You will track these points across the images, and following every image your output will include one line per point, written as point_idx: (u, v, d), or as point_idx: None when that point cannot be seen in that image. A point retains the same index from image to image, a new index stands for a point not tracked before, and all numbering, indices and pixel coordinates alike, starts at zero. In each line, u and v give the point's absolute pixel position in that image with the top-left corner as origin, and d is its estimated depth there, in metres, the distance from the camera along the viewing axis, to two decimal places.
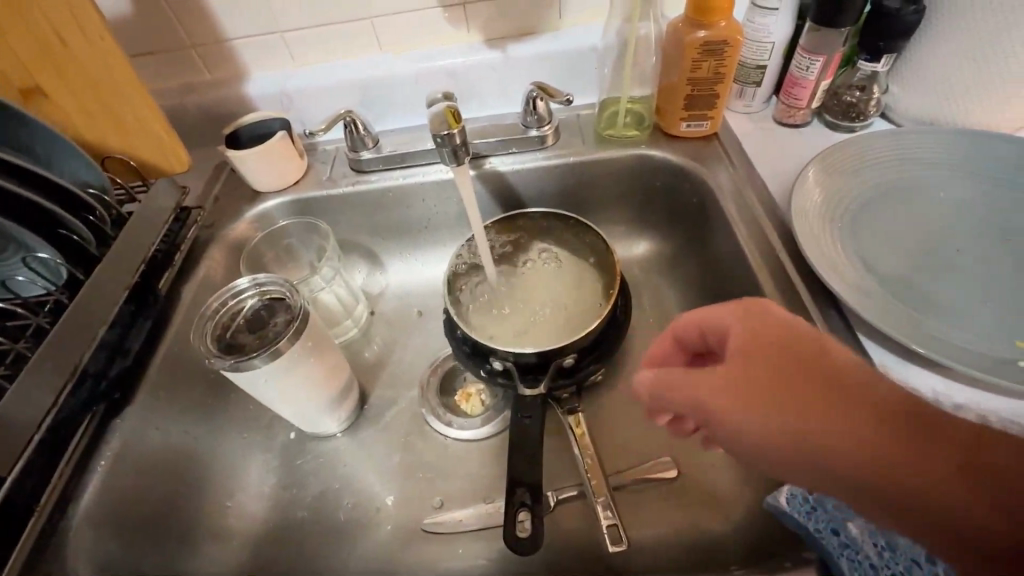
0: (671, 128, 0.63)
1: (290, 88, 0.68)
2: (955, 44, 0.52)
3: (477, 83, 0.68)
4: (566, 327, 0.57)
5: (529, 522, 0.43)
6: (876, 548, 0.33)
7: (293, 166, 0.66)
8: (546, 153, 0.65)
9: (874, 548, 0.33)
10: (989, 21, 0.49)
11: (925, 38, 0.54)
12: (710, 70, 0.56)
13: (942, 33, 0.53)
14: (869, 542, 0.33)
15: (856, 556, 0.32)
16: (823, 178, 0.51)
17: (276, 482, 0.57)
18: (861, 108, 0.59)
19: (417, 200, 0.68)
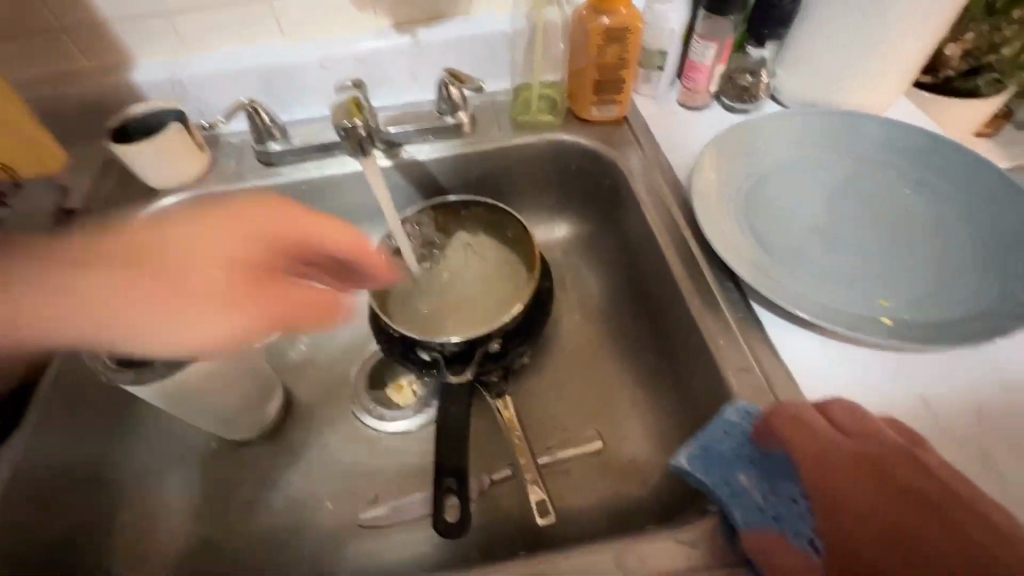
0: (583, 113, 0.64)
1: (184, 76, 0.63)
2: (827, 33, 0.57)
3: (389, 69, 0.66)
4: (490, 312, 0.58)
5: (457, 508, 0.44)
6: (761, 494, 0.36)
7: (192, 160, 0.61)
8: (463, 140, 0.65)
9: (763, 496, 0.36)
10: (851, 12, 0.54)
11: (802, 27, 0.58)
12: (614, 56, 0.58)
13: (815, 22, 0.57)
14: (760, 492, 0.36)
15: (747, 504, 0.36)
16: (720, 160, 0.55)
17: (198, 496, 0.54)
18: (753, 91, 0.63)
19: (333, 192, 0.65)
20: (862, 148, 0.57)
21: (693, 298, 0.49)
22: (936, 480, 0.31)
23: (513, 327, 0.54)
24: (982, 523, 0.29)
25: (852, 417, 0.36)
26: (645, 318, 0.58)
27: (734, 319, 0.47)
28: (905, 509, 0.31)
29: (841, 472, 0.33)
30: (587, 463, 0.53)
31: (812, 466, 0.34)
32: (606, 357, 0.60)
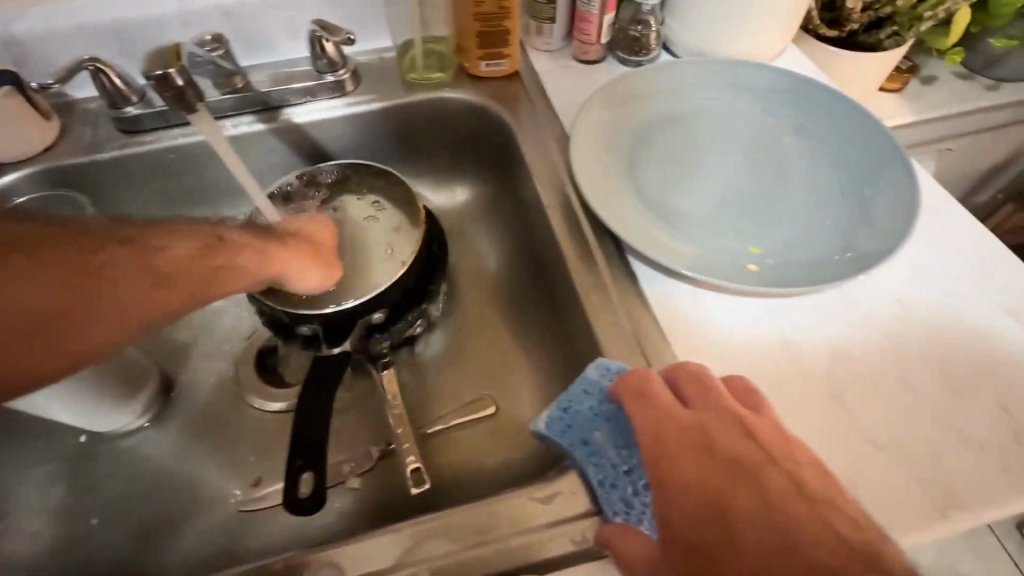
0: (472, 68, 0.61)
1: (15, 32, 0.56)
2: None
3: (259, 24, 0.61)
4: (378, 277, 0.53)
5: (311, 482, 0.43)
6: (617, 452, 0.36)
7: (34, 128, 0.55)
8: (345, 100, 0.61)
9: (616, 452, 0.36)
10: None
11: None
12: (493, 5, 0.55)
13: None
14: (614, 449, 0.36)
15: (600, 462, 0.36)
16: (603, 113, 0.53)
17: (63, 492, 0.50)
18: (644, 42, 0.61)
19: (207, 160, 0.60)
20: (746, 104, 0.56)
21: (573, 256, 0.48)
22: (760, 450, 0.33)
23: (399, 294, 0.51)
24: (788, 494, 0.32)
25: (696, 388, 0.36)
26: (540, 281, 0.56)
27: (610, 276, 0.46)
28: (728, 485, 0.32)
29: (680, 444, 0.34)
30: (480, 429, 0.52)
31: (651, 441, 0.34)
32: (503, 323, 0.58)
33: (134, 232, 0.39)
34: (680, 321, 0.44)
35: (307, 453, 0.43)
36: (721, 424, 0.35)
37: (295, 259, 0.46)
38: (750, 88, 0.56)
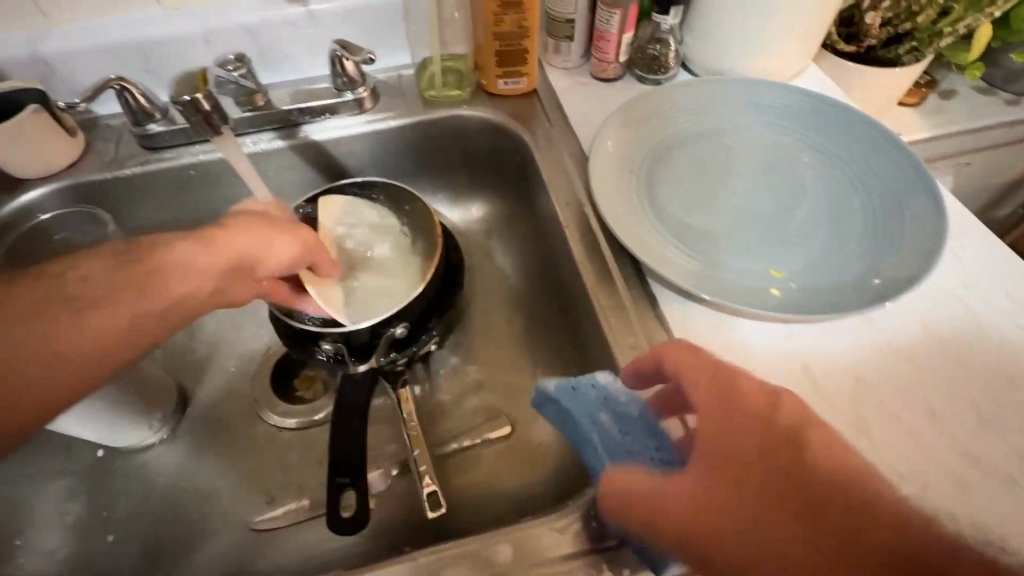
0: (490, 86, 0.61)
1: (44, 52, 0.57)
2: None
3: (280, 42, 0.61)
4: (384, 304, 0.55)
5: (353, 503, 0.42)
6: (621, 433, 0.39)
7: (59, 145, 0.56)
8: (364, 118, 0.61)
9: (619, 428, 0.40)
10: None
11: None
12: (513, 24, 0.55)
13: None
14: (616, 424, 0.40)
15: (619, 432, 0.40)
16: (622, 131, 0.53)
17: (80, 508, 0.50)
18: (663, 62, 0.61)
19: (226, 176, 0.61)
20: (758, 122, 0.55)
21: (592, 278, 0.48)
22: (768, 442, 0.32)
23: (420, 311, 0.52)
24: (797, 486, 0.30)
25: (700, 371, 0.36)
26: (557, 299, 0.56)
27: (628, 299, 0.46)
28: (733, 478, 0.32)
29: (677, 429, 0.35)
30: (496, 449, 0.52)
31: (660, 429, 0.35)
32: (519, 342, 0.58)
33: (51, 266, 0.38)
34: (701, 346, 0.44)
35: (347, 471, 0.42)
36: (718, 407, 0.34)
37: (250, 238, 0.44)
38: (772, 106, 0.56)
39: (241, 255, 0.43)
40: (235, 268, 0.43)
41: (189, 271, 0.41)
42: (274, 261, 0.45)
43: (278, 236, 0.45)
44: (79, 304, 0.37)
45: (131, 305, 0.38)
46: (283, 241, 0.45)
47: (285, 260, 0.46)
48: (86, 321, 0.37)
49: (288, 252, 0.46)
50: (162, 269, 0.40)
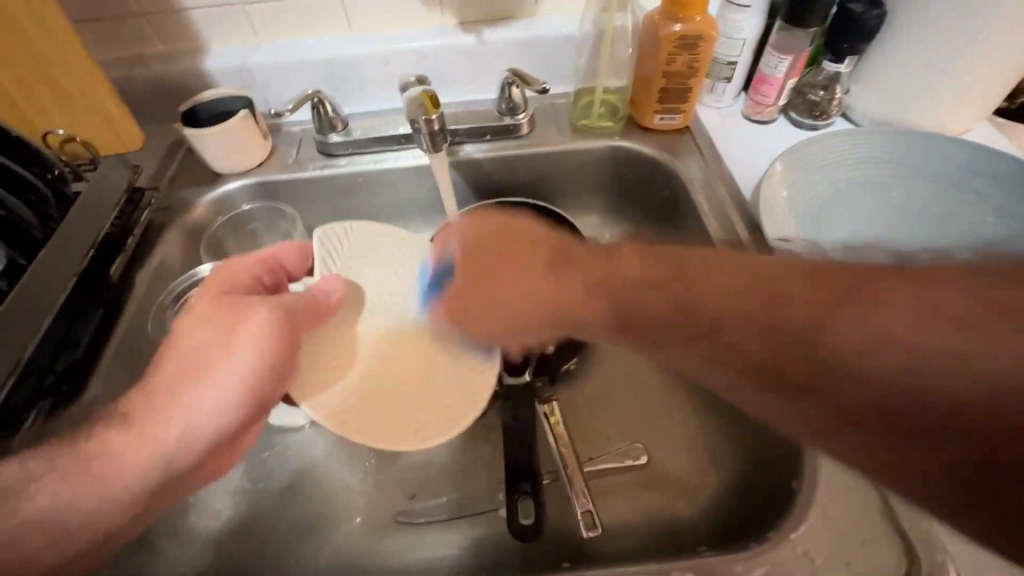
0: (645, 120, 0.63)
1: (251, 64, 0.64)
2: (909, 51, 0.54)
3: (449, 67, 0.66)
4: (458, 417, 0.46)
5: (532, 510, 0.45)
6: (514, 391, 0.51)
7: (257, 146, 0.62)
8: (519, 142, 0.65)
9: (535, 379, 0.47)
10: (934, 34, 0.52)
11: (884, 45, 0.56)
12: (684, 65, 0.57)
13: (896, 43, 0.55)
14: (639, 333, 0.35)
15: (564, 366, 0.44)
16: (789, 173, 0.53)
17: (242, 475, 0.55)
18: (824, 107, 0.61)
19: (390, 185, 0.66)
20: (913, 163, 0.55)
21: None
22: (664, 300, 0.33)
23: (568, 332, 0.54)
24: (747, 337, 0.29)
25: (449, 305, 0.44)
26: None
27: None
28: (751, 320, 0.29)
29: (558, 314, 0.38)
30: (631, 475, 0.52)
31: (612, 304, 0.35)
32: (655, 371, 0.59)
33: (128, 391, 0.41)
34: None
35: (525, 480, 0.46)
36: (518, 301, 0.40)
37: (208, 329, 0.43)
38: (954, 160, 0.54)
39: (210, 347, 0.42)
40: (204, 363, 0.42)
41: (206, 360, 0.42)
42: (260, 334, 0.43)
43: (241, 330, 0.43)
44: (148, 407, 0.40)
45: (181, 404, 0.40)
46: (251, 322, 0.43)
47: (274, 331, 0.43)
48: (164, 429, 0.40)
49: (263, 332, 0.43)
50: (194, 370, 0.41)
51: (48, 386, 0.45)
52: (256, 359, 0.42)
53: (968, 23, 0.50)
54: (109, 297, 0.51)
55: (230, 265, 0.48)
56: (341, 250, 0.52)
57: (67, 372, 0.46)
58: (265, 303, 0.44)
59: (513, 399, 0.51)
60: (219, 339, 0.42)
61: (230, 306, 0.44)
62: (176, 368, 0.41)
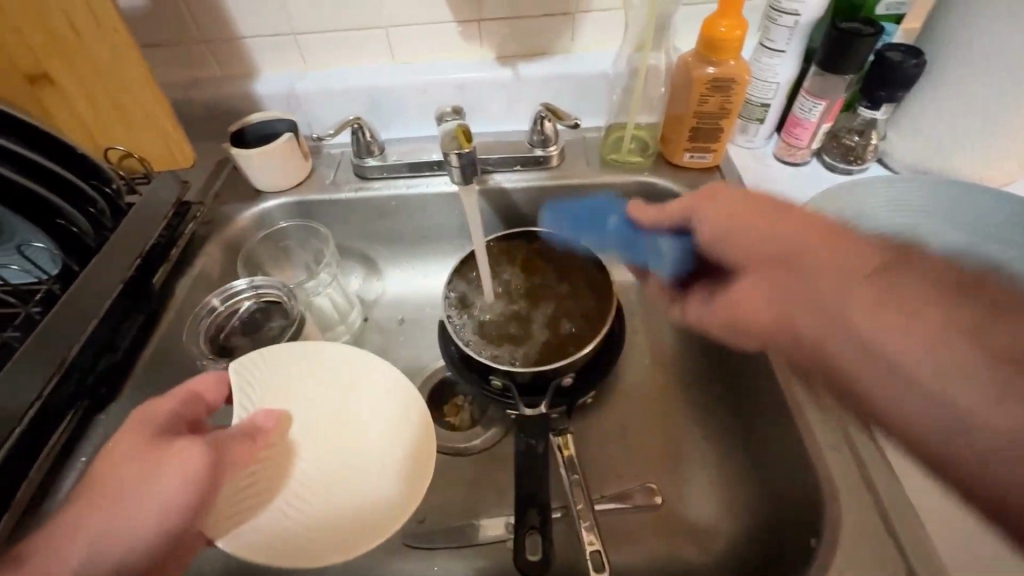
0: (675, 157, 0.64)
1: (298, 90, 0.68)
2: (950, 100, 0.53)
3: (485, 99, 0.69)
4: (386, 524, 0.43)
5: (541, 546, 0.44)
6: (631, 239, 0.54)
7: (297, 166, 0.65)
8: (549, 173, 0.66)
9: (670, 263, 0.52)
10: (978, 83, 0.51)
11: (923, 94, 0.55)
12: (716, 105, 0.57)
13: (936, 92, 0.54)
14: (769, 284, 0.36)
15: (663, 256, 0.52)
16: (819, 219, 0.53)
17: None
18: (859, 152, 0.60)
19: (420, 209, 0.68)
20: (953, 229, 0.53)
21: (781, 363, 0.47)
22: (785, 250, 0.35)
23: (586, 365, 0.54)
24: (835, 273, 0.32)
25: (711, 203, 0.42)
26: (724, 375, 0.56)
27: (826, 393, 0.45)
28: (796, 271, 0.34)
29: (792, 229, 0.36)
30: (644, 516, 0.51)
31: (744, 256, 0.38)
32: (674, 410, 0.58)
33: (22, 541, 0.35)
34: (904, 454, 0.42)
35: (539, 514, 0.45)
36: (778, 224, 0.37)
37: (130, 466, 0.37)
38: (994, 214, 0.52)
39: (132, 484, 0.37)
40: (122, 496, 0.37)
41: (123, 495, 0.37)
42: (187, 477, 0.38)
43: (170, 461, 0.38)
44: (55, 528, 0.35)
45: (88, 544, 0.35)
46: (182, 452, 0.39)
47: (204, 475, 0.39)
48: (65, 557, 0.34)
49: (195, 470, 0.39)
50: (110, 496, 0.37)
51: (87, 387, 0.47)
52: (178, 503, 0.38)
53: (1013, 74, 0.49)
54: (151, 304, 0.54)
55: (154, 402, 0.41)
56: (262, 379, 0.48)
57: (105, 375, 0.48)
58: (194, 440, 0.40)
59: (529, 427, 0.51)
60: (143, 477, 0.37)
61: (153, 445, 0.39)
62: (88, 497, 0.37)
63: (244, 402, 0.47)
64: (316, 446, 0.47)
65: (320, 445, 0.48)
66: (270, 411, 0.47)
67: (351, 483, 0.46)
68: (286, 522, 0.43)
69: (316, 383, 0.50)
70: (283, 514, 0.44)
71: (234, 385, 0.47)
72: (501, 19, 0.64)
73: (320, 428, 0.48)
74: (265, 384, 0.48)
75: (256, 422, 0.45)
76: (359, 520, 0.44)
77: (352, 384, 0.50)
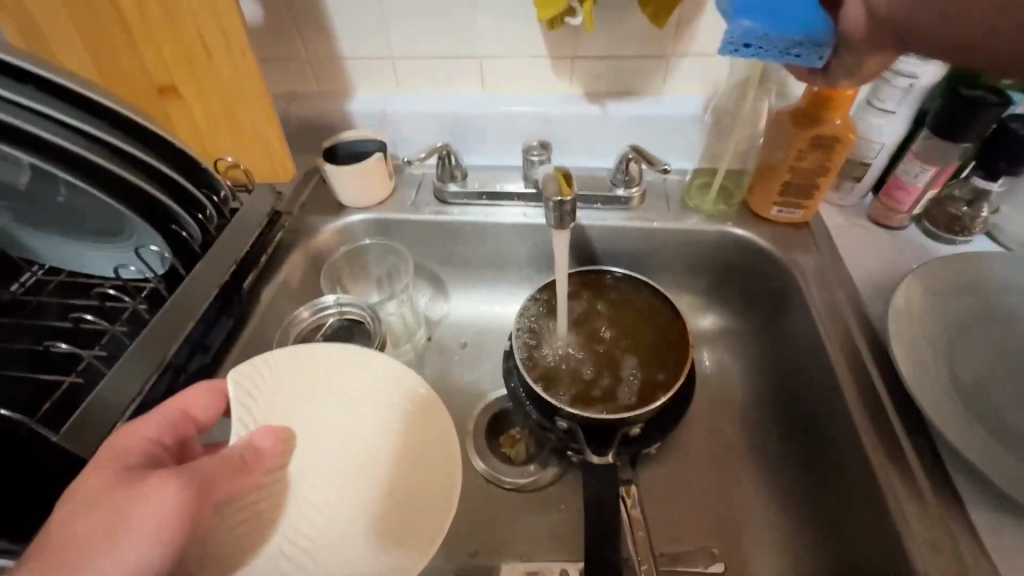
0: (761, 209, 0.62)
1: (389, 112, 0.70)
2: None
3: (569, 133, 0.69)
4: (392, 562, 0.41)
5: None
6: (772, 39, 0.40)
7: (383, 185, 0.67)
8: (629, 214, 0.65)
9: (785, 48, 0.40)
10: None
11: None
12: (814, 163, 0.56)
13: None
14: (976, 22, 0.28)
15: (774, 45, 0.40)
16: (922, 288, 0.50)
17: None
18: (966, 223, 0.57)
19: (494, 237, 0.68)
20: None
21: (872, 442, 0.45)
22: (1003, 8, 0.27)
23: (655, 417, 0.52)
24: None
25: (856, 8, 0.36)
26: (801, 444, 0.53)
27: (925, 484, 0.42)
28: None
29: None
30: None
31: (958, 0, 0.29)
32: (742, 473, 0.55)
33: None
34: (1012, 565, 0.39)
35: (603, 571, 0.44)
36: None
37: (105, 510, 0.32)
38: None
39: (94, 533, 0.32)
40: (82, 553, 0.31)
41: (77, 552, 0.31)
42: (155, 522, 0.32)
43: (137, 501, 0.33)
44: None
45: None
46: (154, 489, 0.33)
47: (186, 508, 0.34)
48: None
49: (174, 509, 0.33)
50: (65, 557, 0.31)
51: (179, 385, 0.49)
52: (142, 558, 0.32)
53: None
54: (240, 308, 0.56)
55: (131, 429, 0.38)
56: (269, 390, 0.46)
57: (196, 375, 0.51)
58: (167, 473, 0.34)
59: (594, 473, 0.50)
60: (107, 523, 0.32)
61: (123, 482, 0.34)
62: (44, 555, 0.31)
63: (244, 416, 0.45)
64: (323, 463, 0.46)
65: (330, 460, 0.46)
66: (271, 429, 0.44)
67: (358, 504, 0.44)
68: (288, 550, 0.42)
69: (323, 397, 0.47)
70: (284, 543, 0.42)
71: (233, 398, 0.44)
72: (595, 58, 0.65)
73: (330, 444, 0.46)
74: (277, 392, 0.46)
75: (250, 443, 0.42)
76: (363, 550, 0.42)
77: (372, 395, 0.48)
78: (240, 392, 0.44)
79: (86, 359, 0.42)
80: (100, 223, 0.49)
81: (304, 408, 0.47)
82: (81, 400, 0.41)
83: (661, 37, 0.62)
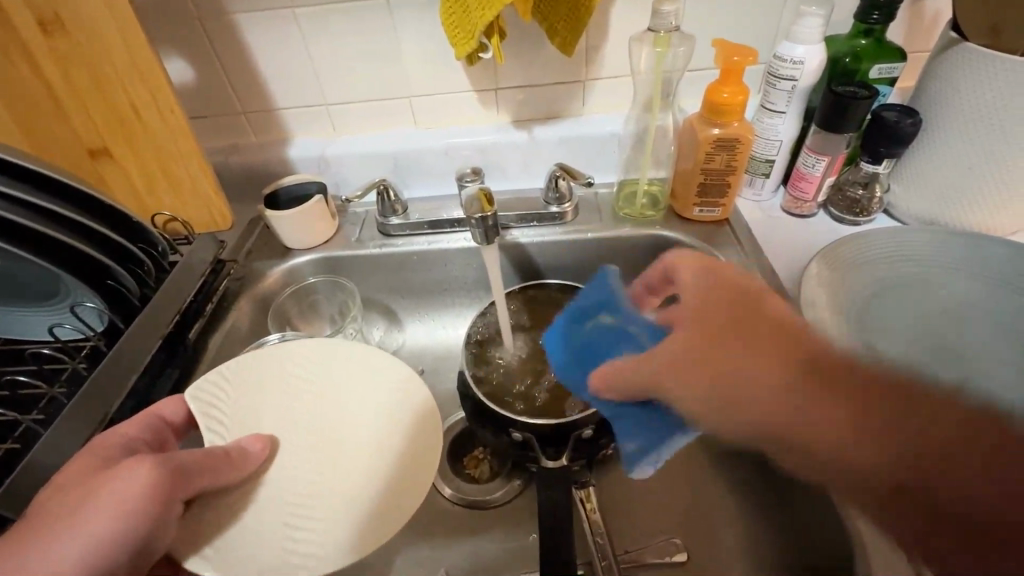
0: (685, 211, 0.66)
1: (327, 155, 0.73)
2: (939, 169, 0.56)
3: (502, 158, 0.73)
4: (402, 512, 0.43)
5: None
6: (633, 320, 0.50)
7: (326, 225, 0.69)
8: (563, 228, 0.69)
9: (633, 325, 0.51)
10: (958, 155, 0.54)
11: (914, 162, 0.58)
12: (722, 164, 0.61)
13: (923, 164, 0.58)
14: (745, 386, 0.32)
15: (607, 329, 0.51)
16: (830, 269, 0.53)
17: None
18: (864, 205, 0.62)
19: (441, 264, 0.71)
20: (969, 267, 0.53)
21: None
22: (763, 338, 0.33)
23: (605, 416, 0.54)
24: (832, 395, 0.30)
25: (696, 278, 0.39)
26: None
27: None
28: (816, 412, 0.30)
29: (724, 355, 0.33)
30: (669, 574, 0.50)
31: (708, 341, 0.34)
32: (697, 460, 0.57)
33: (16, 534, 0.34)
34: None
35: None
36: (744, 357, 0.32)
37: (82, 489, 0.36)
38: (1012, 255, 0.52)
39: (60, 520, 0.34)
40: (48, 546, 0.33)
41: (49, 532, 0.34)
42: (131, 497, 0.36)
43: (104, 487, 0.36)
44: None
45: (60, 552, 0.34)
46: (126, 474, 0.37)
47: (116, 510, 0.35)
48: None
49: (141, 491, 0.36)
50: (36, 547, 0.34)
51: None
52: (120, 526, 0.35)
53: (987, 148, 0.52)
54: (186, 358, 0.56)
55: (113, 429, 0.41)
56: (231, 403, 0.47)
57: None
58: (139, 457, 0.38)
59: (551, 479, 0.51)
60: (85, 501, 0.35)
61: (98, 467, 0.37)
62: (32, 527, 0.34)
63: (214, 426, 0.45)
64: (300, 447, 0.46)
65: (304, 442, 0.46)
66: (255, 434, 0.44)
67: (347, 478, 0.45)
68: (268, 539, 0.41)
69: (286, 387, 0.49)
70: (260, 531, 0.41)
71: (197, 412, 0.45)
72: (516, 88, 0.69)
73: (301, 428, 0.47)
74: (246, 396, 0.47)
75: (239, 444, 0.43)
76: (359, 512, 0.43)
77: (331, 382, 0.50)
78: (200, 405, 0.45)
79: (23, 422, 0.42)
80: (33, 288, 0.49)
81: (276, 398, 0.48)
82: (15, 466, 0.41)
83: (574, 64, 0.67)
